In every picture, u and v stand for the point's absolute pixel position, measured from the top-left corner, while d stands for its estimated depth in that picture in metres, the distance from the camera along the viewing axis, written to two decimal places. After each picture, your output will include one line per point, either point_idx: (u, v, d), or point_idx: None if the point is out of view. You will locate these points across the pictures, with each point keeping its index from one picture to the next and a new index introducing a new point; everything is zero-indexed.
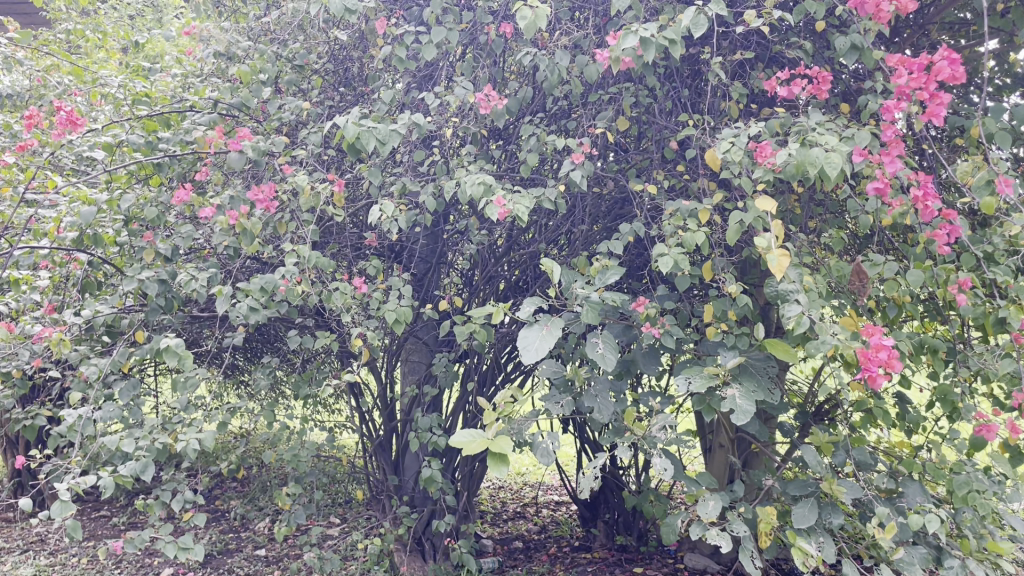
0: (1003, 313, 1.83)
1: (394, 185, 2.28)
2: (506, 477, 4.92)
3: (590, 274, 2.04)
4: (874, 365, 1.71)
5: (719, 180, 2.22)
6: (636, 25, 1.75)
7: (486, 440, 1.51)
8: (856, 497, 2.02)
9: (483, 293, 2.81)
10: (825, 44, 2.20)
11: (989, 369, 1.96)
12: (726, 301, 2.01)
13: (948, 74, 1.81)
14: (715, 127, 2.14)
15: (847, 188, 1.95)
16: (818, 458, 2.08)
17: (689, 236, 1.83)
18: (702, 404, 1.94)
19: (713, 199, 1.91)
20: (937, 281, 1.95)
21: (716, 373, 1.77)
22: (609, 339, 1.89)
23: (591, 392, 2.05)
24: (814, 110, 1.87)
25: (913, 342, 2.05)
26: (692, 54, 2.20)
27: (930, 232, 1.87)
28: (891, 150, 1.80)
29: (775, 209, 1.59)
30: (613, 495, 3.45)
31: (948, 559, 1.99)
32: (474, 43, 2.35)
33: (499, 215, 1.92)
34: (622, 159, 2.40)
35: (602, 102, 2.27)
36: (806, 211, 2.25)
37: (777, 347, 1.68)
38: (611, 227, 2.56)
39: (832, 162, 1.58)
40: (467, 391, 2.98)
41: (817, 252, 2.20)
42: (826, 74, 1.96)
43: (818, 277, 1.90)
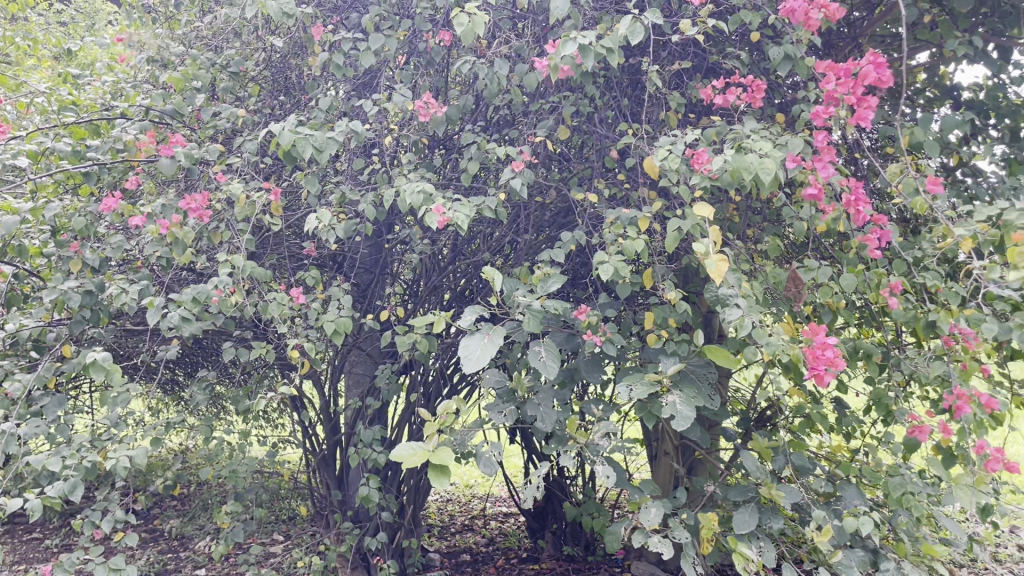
0: (932, 317, 1.88)
1: (333, 194, 2.24)
2: (454, 490, 4.90)
3: (532, 283, 2.03)
4: (820, 364, 1.73)
5: (660, 189, 2.23)
6: (574, 32, 1.76)
7: (427, 453, 1.53)
8: (796, 502, 2.07)
9: (427, 304, 2.78)
10: (761, 55, 2.22)
11: (921, 373, 2.01)
12: (666, 308, 2.04)
13: (874, 78, 1.84)
14: (654, 136, 2.15)
15: (783, 196, 1.97)
16: (758, 463, 2.12)
17: (629, 243, 1.84)
18: (645, 411, 1.95)
19: (652, 207, 1.92)
20: (870, 287, 1.98)
21: (657, 380, 1.79)
22: (551, 348, 1.89)
23: (534, 401, 2.05)
24: (749, 118, 1.89)
25: (848, 347, 2.09)
26: (631, 64, 2.21)
27: (862, 237, 1.90)
28: (824, 156, 1.82)
29: (711, 216, 1.63)
30: (559, 505, 3.42)
31: (884, 562, 2.05)
32: (415, 51, 2.33)
33: (438, 223, 1.89)
34: (564, 169, 2.40)
35: (543, 111, 2.26)
36: (744, 219, 2.27)
37: (715, 353, 1.70)
38: (554, 236, 2.54)
39: (766, 168, 1.61)
40: (411, 403, 2.95)
41: (756, 259, 2.22)
42: (760, 81, 1.96)
43: (756, 285, 1.92)
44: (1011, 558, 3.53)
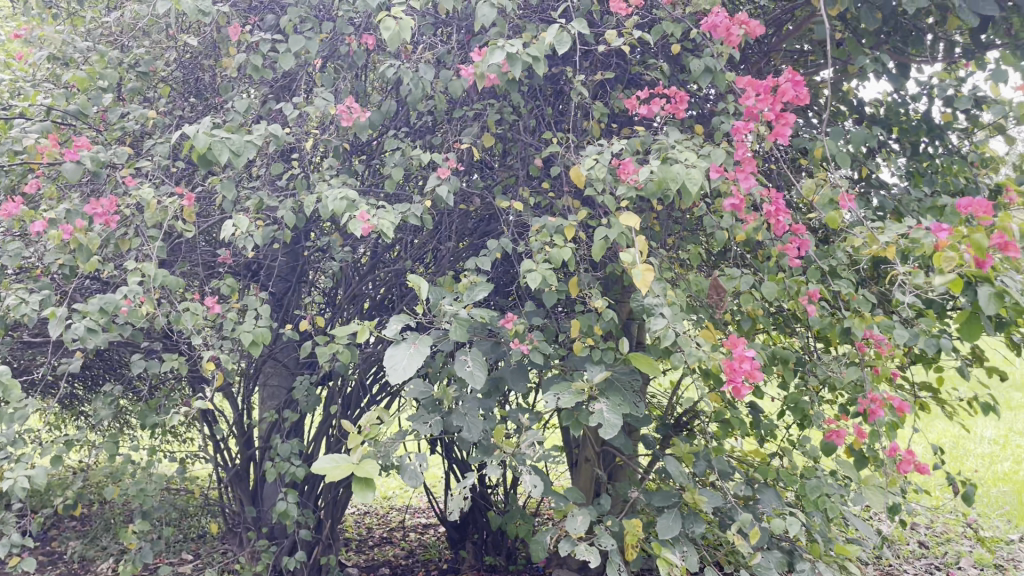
0: (847, 324, 1.94)
1: (250, 200, 2.16)
2: (371, 502, 4.81)
3: (457, 291, 2.01)
4: (739, 376, 1.75)
5: (584, 198, 2.23)
6: (501, 41, 1.74)
7: (351, 466, 1.49)
8: (718, 505, 2.10)
9: (347, 313, 2.71)
10: (681, 67, 2.25)
11: (835, 377, 2.11)
12: (591, 317, 2.04)
13: (791, 95, 1.89)
14: (579, 145, 2.16)
15: (704, 205, 2.00)
16: (680, 468, 2.16)
17: (555, 252, 1.84)
18: (571, 419, 1.94)
19: (578, 215, 1.93)
20: (789, 294, 2.03)
21: (583, 389, 1.79)
22: (478, 358, 1.87)
23: (461, 411, 2.03)
24: (673, 129, 1.91)
25: (766, 354, 2.15)
26: (555, 73, 2.21)
27: (782, 247, 1.97)
28: (745, 167, 1.85)
29: (638, 225, 1.65)
30: (481, 514, 3.39)
31: (801, 562, 2.11)
32: (335, 54, 2.27)
33: (363, 230, 1.84)
34: (487, 177, 2.38)
35: (467, 119, 2.23)
36: (665, 228, 2.30)
37: (639, 360, 1.71)
38: (478, 244, 2.51)
39: (692, 178, 1.64)
40: (330, 415, 2.87)
41: (678, 268, 2.25)
42: (682, 93, 1.99)
43: (679, 293, 1.95)
44: (912, 554, 3.69)
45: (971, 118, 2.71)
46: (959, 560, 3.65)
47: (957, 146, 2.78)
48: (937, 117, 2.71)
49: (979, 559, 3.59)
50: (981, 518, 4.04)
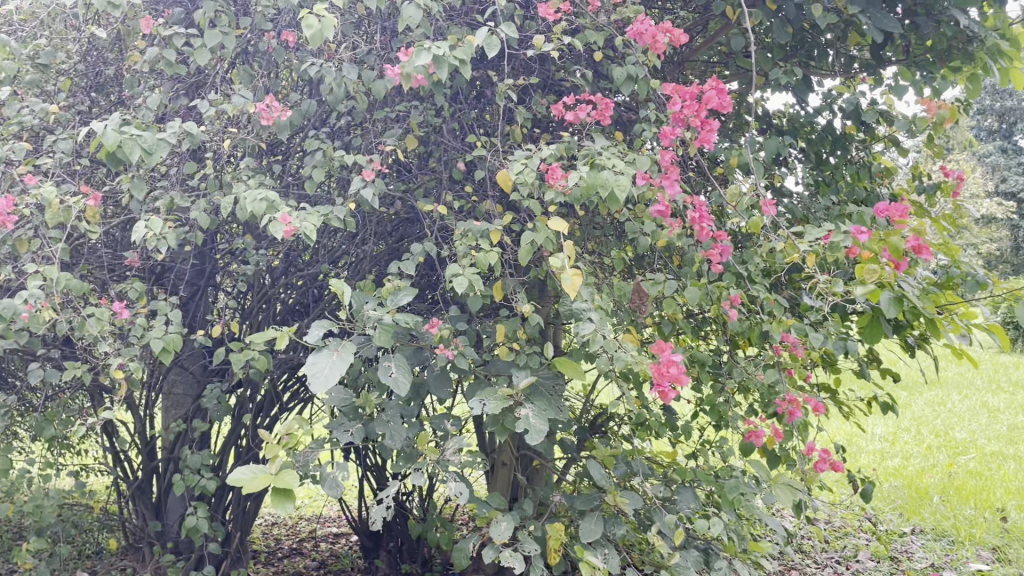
0: (764, 327, 2.00)
1: (160, 200, 2.07)
2: (280, 512, 4.67)
3: (381, 296, 1.96)
4: (665, 380, 1.76)
5: (507, 202, 2.23)
6: (428, 42, 1.72)
7: (269, 477, 1.44)
8: (639, 507, 2.13)
9: (260, 318, 2.63)
10: (603, 74, 2.27)
11: (752, 380, 2.16)
12: (516, 321, 2.04)
13: (716, 103, 1.95)
14: (503, 149, 2.15)
15: (628, 210, 2.02)
16: (602, 471, 2.17)
17: (482, 256, 1.82)
18: (497, 425, 1.92)
19: (504, 220, 1.91)
20: (709, 299, 2.07)
21: (510, 394, 1.78)
22: (402, 363, 1.83)
23: (383, 418, 1.98)
24: (599, 135, 1.92)
25: (685, 357, 2.19)
26: (478, 76, 2.21)
27: (704, 252, 2.02)
28: (671, 174, 1.88)
29: (567, 230, 1.65)
30: (396, 522, 3.33)
31: (718, 560, 2.16)
32: (250, 51, 2.20)
33: (284, 233, 1.77)
34: (408, 180, 2.34)
35: (389, 120, 2.19)
36: (587, 233, 2.31)
37: (563, 364, 1.71)
38: (398, 248, 2.47)
39: (621, 186, 1.66)
40: (241, 424, 2.77)
41: (600, 272, 2.27)
42: (608, 100, 2.00)
43: (604, 297, 1.96)
44: (813, 548, 3.83)
45: (870, 130, 2.83)
46: (857, 552, 3.81)
47: (858, 157, 2.90)
48: (839, 129, 2.82)
49: (875, 551, 3.76)
50: (875, 511, 4.24)
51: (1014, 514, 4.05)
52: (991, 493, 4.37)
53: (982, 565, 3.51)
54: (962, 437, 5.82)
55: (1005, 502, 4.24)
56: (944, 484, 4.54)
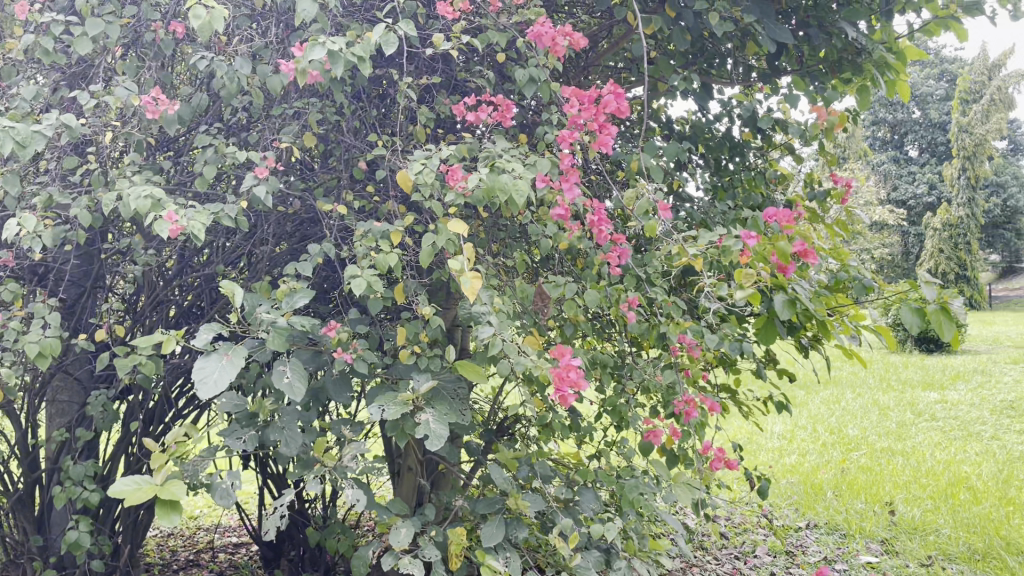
0: (662, 329, 2.02)
1: (38, 197, 1.95)
2: (177, 523, 4.50)
3: (275, 299, 1.90)
4: (566, 385, 1.75)
5: (409, 203, 2.19)
6: (322, 36, 1.66)
7: (154, 488, 1.37)
8: (541, 510, 2.12)
9: (150, 321, 2.51)
10: (506, 75, 2.26)
11: (651, 381, 2.19)
12: (416, 324, 2.00)
13: (613, 107, 1.97)
14: (404, 149, 2.11)
15: (529, 213, 2.01)
16: (503, 474, 2.14)
17: (381, 257, 1.78)
18: (396, 429, 1.88)
19: (405, 221, 1.88)
20: (609, 302, 2.09)
21: (410, 399, 1.74)
22: (298, 368, 1.76)
23: (278, 424, 1.92)
24: (500, 137, 1.90)
25: (587, 359, 2.21)
26: (378, 75, 2.17)
27: (604, 254, 2.04)
28: (570, 177, 1.89)
29: (466, 232, 1.63)
30: (296, 530, 3.23)
31: (618, 561, 2.17)
32: (139, 42, 2.11)
33: (170, 232, 1.68)
34: (308, 179, 2.28)
35: (286, 117, 2.12)
36: (491, 235, 2.29)
37: (466, 367, 1.66)
38: (298, 248, 2.40)
39: (519, 189, 1.64)
40: (130, 431, 2.64)
41: (503, 275, 2.26)
42: (508, 102, 2.01)
43: (506, 299, 1.95)
44: (714, 545, 3.91)
45: (766, 137, 2.91)
46: (755, 548, 3.91)
47: (755, 164, 2.98)
48: (737, 136, 2.89)
49: (771, 546, 3.86)
50: (772, 507, 4.37)
51: (901, 507, 4.23)
52: (880, 487, 4.56)
53: (870, 557, 3.65)
54: (854, 433, 6.06)
55: (892, 496, 4.43)
56: (837, 480, 4.72)
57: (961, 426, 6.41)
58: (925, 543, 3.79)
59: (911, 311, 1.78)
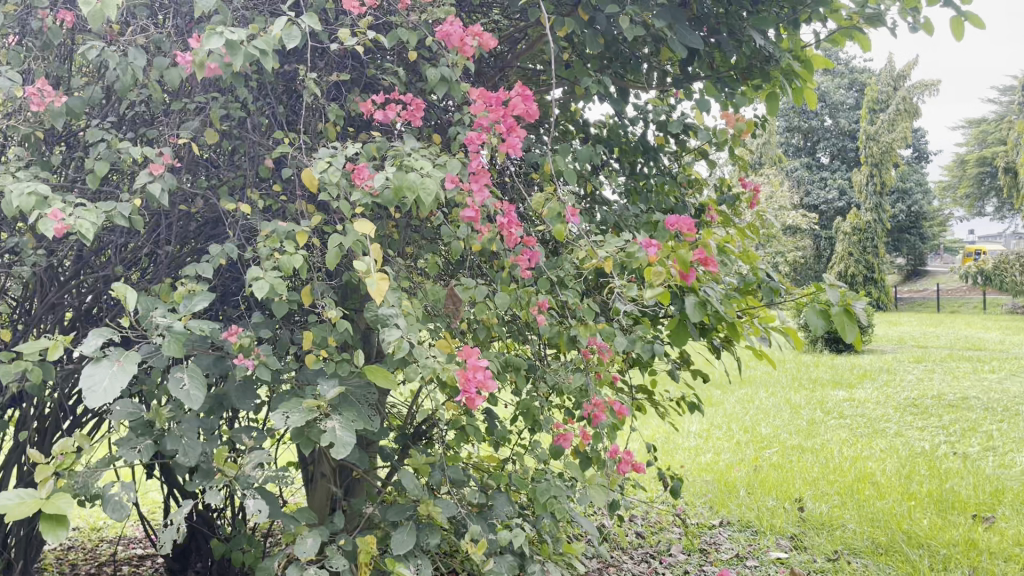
0: (574, 332, 2.02)
1: None
2: (79, 536, 4.30)
3: (173, 301, 1.81)
4: (472, 386, 1.73)
5: (317, 203, 2.14)
6: (220, 27, 1.60)
7: (38, 503, 1.28)
8: (453, 515, 2.07)
9: (43, 324, 2.39)
10: (418, 75, 2.23)
11: (564, 383, 2.18)
12: (323, 328, 1.94)
13: (521, 110, 1.98)
14: (311, 148, 2.06)
15: (440, 214, 1.98)
16: (415, 481, 2.05)
17: (285, 258, 1.71)
18: (302, 437, 1.78)
19: (311, 221, 1.82)
20: (520, 304, 2.07)
21: (315, 406, 1.68)
22: (195, 375, 1.68)
23: (176, 433, 1.83)
24: (409, 136, 1.87)
25: (500, 362, 2.18)
26: (285, 70, 2.10)
27: (514, 257, 2.04)
28: (479, 179, 1.88)
29: (372, 232, 1.58)
30: (203, 541, 3.12)
31: (531, 565, 2.15)
32: (27, 31, 2.00)
33: (55, 230, 1.60)
34: (213, 177, 2.20)
35: (187, 112, 2.04)
36: (404, 236, 2.25)
37: (375, 372, 1.55)
38: (202, 249, 2.31)
39: (427, 189, 1.61)
40: (21, 441, 2.50)
41: (415, 277, 2.22)
42: (418, 101, 1.99)
43: (415, 302, 1.91)
44: (630, 545, 3.94)
45: (680, 142, 2.95)
46: (670, 547, 3.96)
47: (669, 167, 3.02)
48: (651, 141, 2.92)
49: (686, 545, 3.92)
50: (687, 506, 4.45)
51: (809, 503, 4.36)
52: (790, 484, 4.69)
53: (780, 553, 3.74)
54: (767, 431, 6.23)
55: (802, 492, 4.55)
56: (749, 477, 4.83)
57: (868, 423, 6.64)
58: (831, 537, 3.90)
59: (816, 313, 1.82)
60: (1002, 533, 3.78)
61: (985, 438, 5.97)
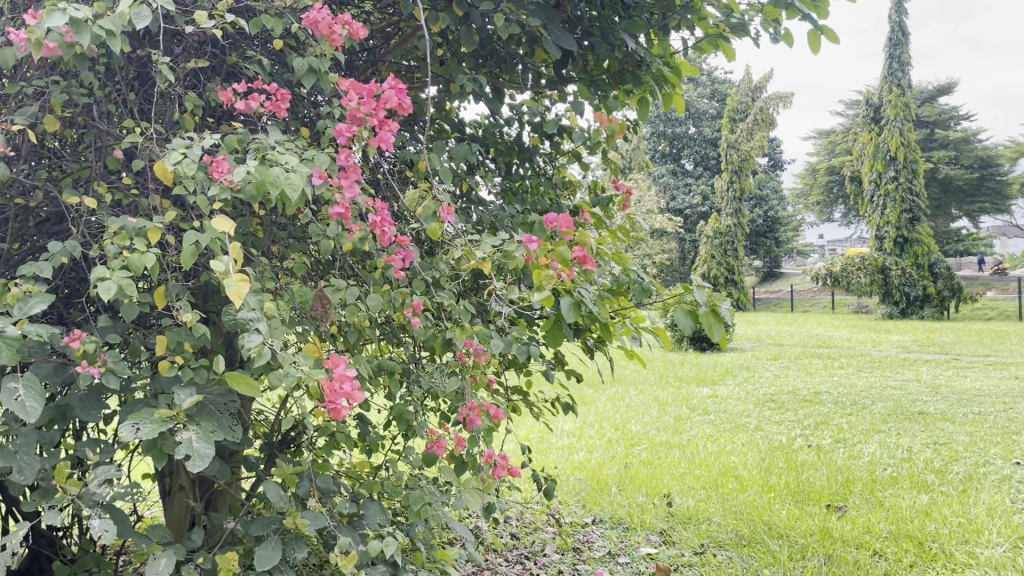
0: (449, 335, 1.98)
1: None
2: None
3: (5, 304, 1.64)
4: (338, 397, 1.66)
5: (174, 198, 2.00)
6: (62, 2, 1.45)
7: None
8: (321, 527, 1.97)
9: None
10: (285, 65, 2.13)
11: (438, 387, 2.13)
12: (180, 331, 1.81)
13: (394, 103, 1.91)
14: (167, 139, 1.92)
15: (308, 211, 1.89)
16: (280, 492, 1.94)
17: (135, 257, 1.58)
18: (154, 450, 1.65)
19: (165, 217, 1.69)
20: (393, 306, 2.00)
21: (169, 416, 1.55)
22: (32, 386, 1.51)
23: (9, 448, 1.65)
24: (274, 128, 1.77)
25: (372, 366, 2.08)
26: (137, 55, 1.96)
27: (387, 256, 1.97)
28: (350, 175, 1.80)
29: (232, 229, 1.48)
30: (47, 563, 2.87)
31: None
32: None
33: None
34: (55, 168, 2.02)
35: (24, 96, 1.87)
36: (269, 235, 2.14)
37: (237, 380, 1.42)
38: (44, 246, 2.13)
39: (292, 184, 1.50)
40: None
41: (281, 277, 2.12)
42: (284, 91, 1.89)
43: (281, 304, 1.81)
44: (504, 547, 3.93)
45: (554, 144, 2.96)
46: (544, 547, 3.97)
47: (544, 169, 3.03)
48: (526, 141, 2.92)
49: (560, 544, 3.94)
50: (561, 505, 4.49)
51: (677, 498, 4.48)
52: (659, 480, 4.82)
53: (650, 549, 3.83)
54: (637, 429, 6.39)
55: (670, 488, 4.68)
56: (620, 475, 4.92)
57: (730, 419, 6.92)
58: (698, 531, 4.02)
59: (684, 312, 1.85)
60: (853, 521, 4.00)
61: (837, 431, 6.33)
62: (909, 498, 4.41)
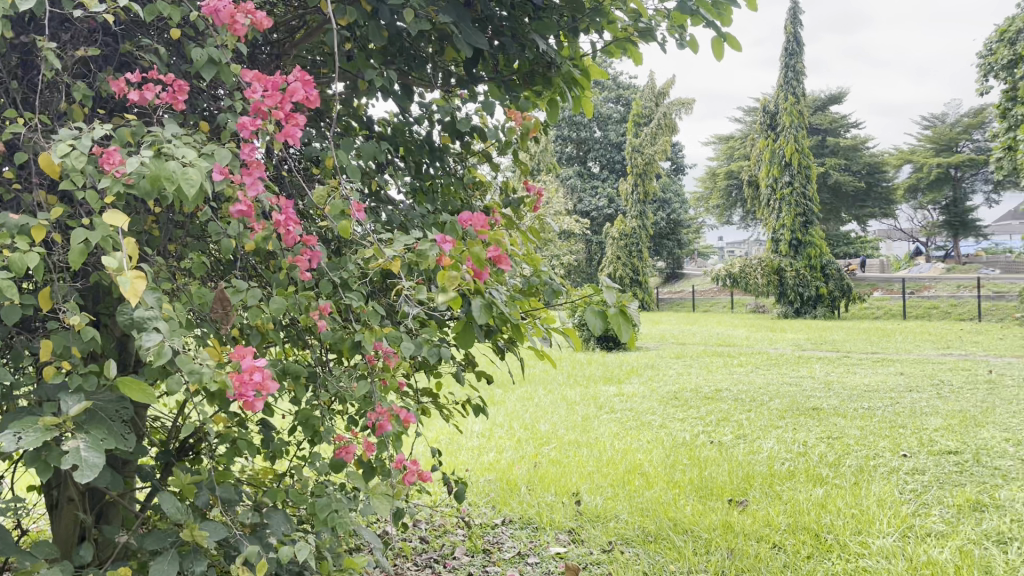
0: (357, 337, 1.93)
1: None
2: None
3: None
4: (248, 388, 1.58)
5: (60, 193, 1.88)
6: None
7: None
8: (222, 538, 1.89)
9: None
10: (183, 56, 2.03)
11: (345, 390, 2.07)
12: (67, 334, 1.71)
13: (301, 96, 1.85)
14: (53, 130, 1.81)
15: (208, 209, 1.81)
16: (177, 503, 1.85)
17: (16, 257, 1.46)
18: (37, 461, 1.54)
19: (50, 213, 1.59)
20: (298, 308, 1.94)
21: (55, 424, 1.45)
22: None
23: None
24: (170, 121, 1.68)
25: (277, 369, 2.00)
26: (20, 40, 1.83)
27: (292, 256, 1.91)
28: (253, 170, 1.73)
29: (125, 224, 1.41)
30: None
31: None
32: None
33: None
34: None
35: None
36: (166, 233, 2.04)
37: (129, 385, 1.35)
38: None
39: (190, 179, 1.43)
40: None
41: (178, 278, 2.02)
42: (182, 82, 1.80)
43: (178, 306, 1.72)
44: (414, 551, 3.88)
45: (464, 144, 2.94)
46: (454, 550, 3.94)
47: (454, 168, 3.00)
48: (436, 140, 2.88)
49: (470, 546, 3.93)
50: (470, 507, 4.48)
51: (585, 497, 4.53)
52: (568, 479, 4.85)
53: (559, 548, 3.85)
54: (546, 428, 6.43)
55: (578, 487, 4.72)
56: (530, 474, 4.94)
57: (636, 417, 7.04)
58: (606, 529, 4.06)
59: (595, 313, 1.82)
60: (753, 515, 4.12)
61: (738, 427, 6.53)
62: (805, 490, 4.58)
